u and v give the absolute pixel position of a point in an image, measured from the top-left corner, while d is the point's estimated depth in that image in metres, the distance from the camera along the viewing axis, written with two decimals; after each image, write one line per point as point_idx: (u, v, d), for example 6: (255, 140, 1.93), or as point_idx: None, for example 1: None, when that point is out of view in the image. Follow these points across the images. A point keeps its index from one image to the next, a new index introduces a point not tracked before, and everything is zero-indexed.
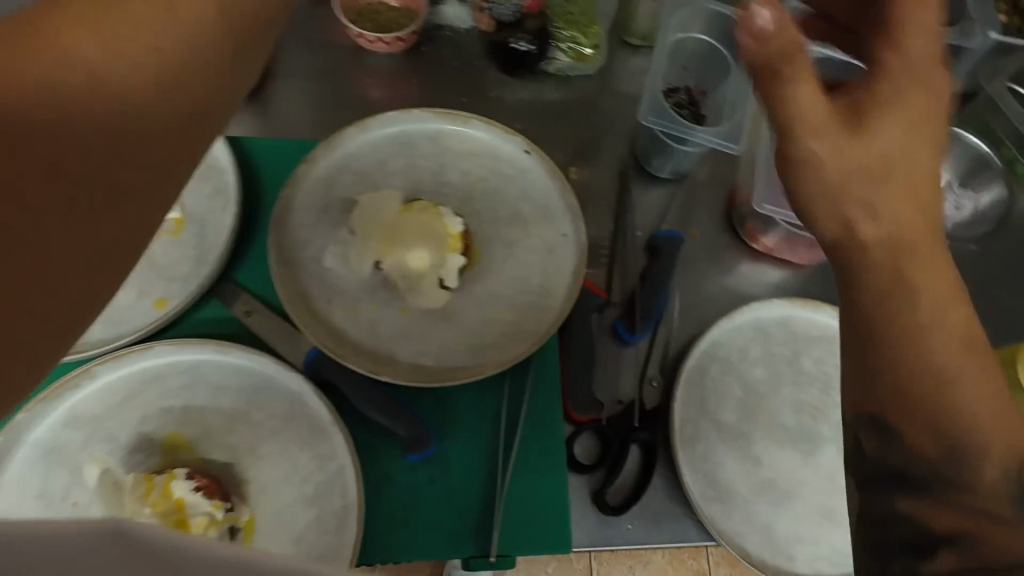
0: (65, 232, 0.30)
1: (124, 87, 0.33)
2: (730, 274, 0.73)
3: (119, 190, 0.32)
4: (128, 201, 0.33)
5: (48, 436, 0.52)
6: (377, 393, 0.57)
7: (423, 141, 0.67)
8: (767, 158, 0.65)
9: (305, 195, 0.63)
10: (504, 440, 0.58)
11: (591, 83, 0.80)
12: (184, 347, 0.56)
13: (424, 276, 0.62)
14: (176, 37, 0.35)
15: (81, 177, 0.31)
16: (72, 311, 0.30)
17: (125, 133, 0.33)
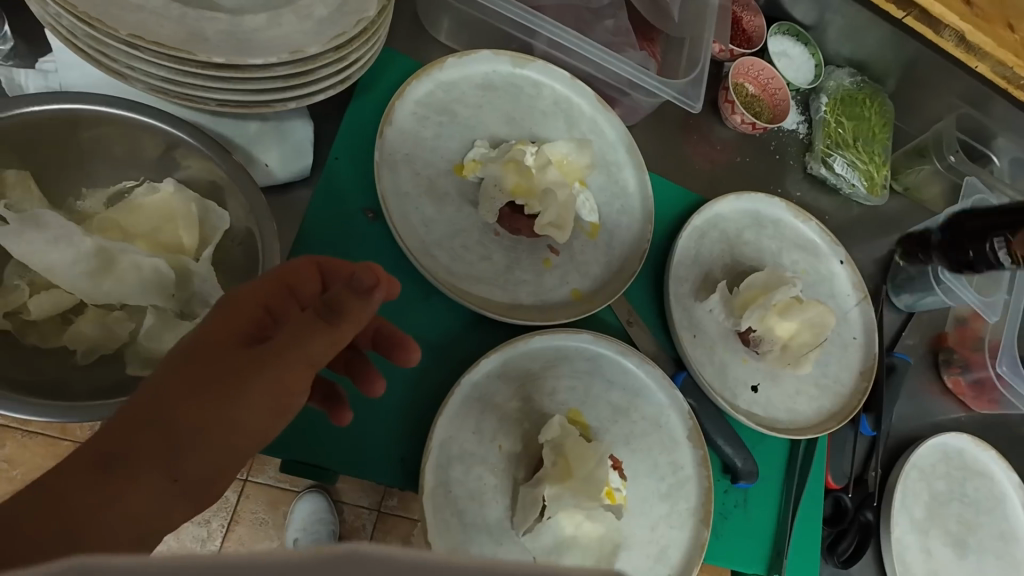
0: (210, 452, 0.37)
1: (336, 340, 0.38)
2: (921, 402, 0.91)
3: (286, 405, 0.39)
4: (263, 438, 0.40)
5: (486, 382, 0.60)
6: (722, 425, 0.69)
7: (769, 224, 0.80)
8: (1010, 332, 0.86)
9: (686, 238, 0.74)
10: (795, 490, 0.71)
11: (858, 208, 0.95)
12: (598, 340, 0.65)
13: (786, 347, 0.72)
14: (316, 347, 0.38)
15: (281, 396, 0.39)
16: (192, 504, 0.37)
17: (283, 406, 0.39)
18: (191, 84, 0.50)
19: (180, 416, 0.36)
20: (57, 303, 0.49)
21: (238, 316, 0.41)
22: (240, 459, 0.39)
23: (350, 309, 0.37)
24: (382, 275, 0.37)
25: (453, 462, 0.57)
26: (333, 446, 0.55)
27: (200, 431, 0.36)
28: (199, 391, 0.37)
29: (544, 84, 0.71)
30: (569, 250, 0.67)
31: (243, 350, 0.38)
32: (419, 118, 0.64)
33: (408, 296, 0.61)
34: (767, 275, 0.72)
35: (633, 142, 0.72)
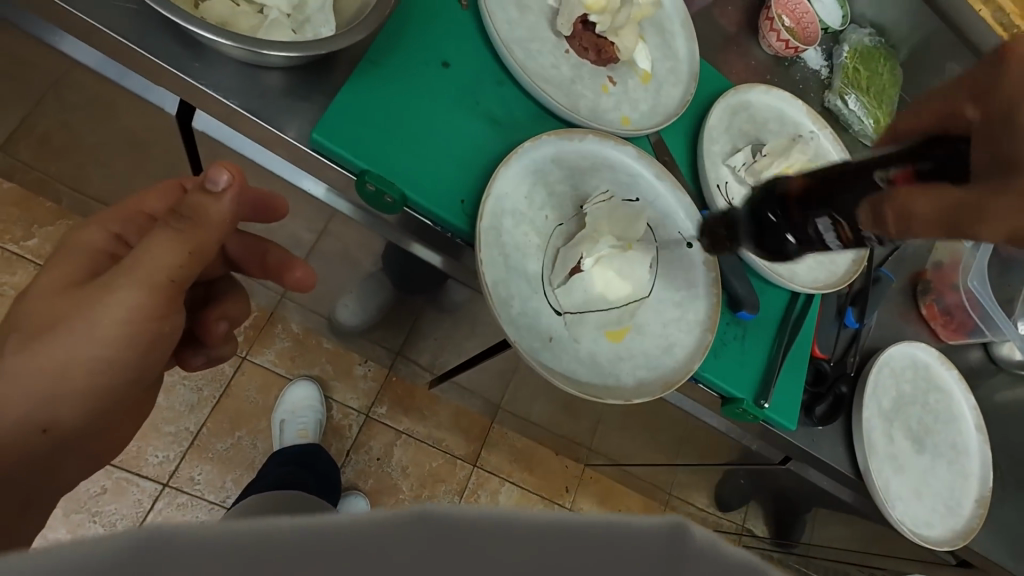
0: (81, 405, 0.52)
1: (193, 245, 0.50)
2: (900, 324, 1.00)
3: (138, 339, 0.52)
4: (124, 377, 0.54)
5: (540, 161, 0.68)
6: (732, 262, 0.77)
7: (791, 123, 0.91)
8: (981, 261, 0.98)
9: (721, 109, 0.84)
10: (786, 336, 0.79)
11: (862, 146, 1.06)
12: (639, 159, 0.73)
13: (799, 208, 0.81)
14: (167, 257, 0.49)
15: (135, 326, 0.51)
16: (66, 437, 0.53)
17: (142, 345, 0.53)
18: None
19: (25, 374, 0.49)
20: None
21: (91, 261, 0.55)
22: (120, 358, 0.52)
23: (204, 206, 0.49)
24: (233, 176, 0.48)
25: (505, 214, 0.64)
26: (407, 174, 0.62)
27: (43, 381, 0.50)
28: (39, 342, 0.49)
29: None
30: (622, 85, 0.76)
31: (92, 289, 0.51)
32: None
33: (484, 80, 0.69)
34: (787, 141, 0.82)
35: (688, 17, 0.83)
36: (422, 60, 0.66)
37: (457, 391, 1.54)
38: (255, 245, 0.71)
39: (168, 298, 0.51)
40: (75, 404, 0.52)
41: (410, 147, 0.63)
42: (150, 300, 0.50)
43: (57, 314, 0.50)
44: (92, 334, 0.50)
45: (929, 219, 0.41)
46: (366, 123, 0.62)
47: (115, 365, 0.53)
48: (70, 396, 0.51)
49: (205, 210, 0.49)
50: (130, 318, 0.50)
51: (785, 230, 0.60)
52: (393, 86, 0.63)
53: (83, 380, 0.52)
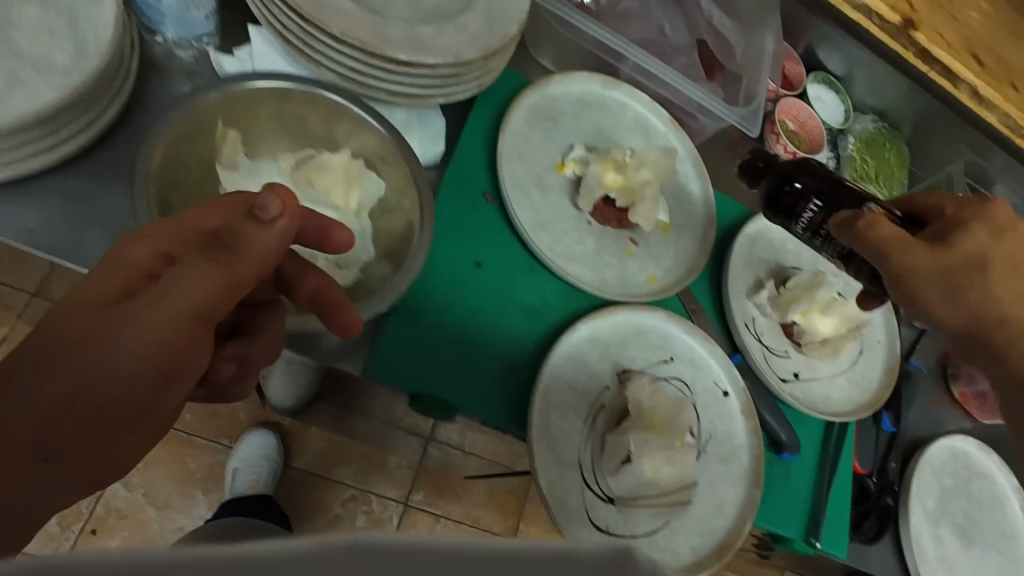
0: (114, 387, 0.42)
1: (229, 274, 0.44)
2: (932, 411, 1.02)
3: (164, 356, 0.43)
4: (147, 391, 0.43)
5: (577, 345, 0.70)
6: (771, 403, 0.79)
7: (808, 238, 0.93)
8: None
9: (741, 242, 0.86)
10: (830, 466, 0.80)
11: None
12: (670, 320, 0.76)
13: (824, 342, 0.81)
14: (196, 297, 0.43)
15: (176, 336, 0.43)
16: (74, 470, 0.42)
17: (157, 369, 0.43)
18: (375, 70, 0.61)
19: (42, 389, 0.40)
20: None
21: (132, 266, 0.44)
22: (152, 375, 0.43)
23: (251, 236, 0.44)
24: (289, 204, 0.45)
25: (552, 409, 0.67)
26: (455, 385, 0.65)
27: (53, 398, 0.40)
28: (58, 356, 0.41)
29: (626, 104, 0.84)
30: (646, 244, 0.79)
31: (129, 304, 0.42)
32: (529, 123, 0.77)
33: (516, 269, 0.71)
34: (811, 275, 0.83)
35: (699, 158, 0.85)
36: (456, 265, 0.69)
37: (488, 468, 1.55)
38: (304, 274, 0.55)
39: (159, 369, 0.43)
40: (130, 357, 0.42)
41: (456, 356, 0.66)
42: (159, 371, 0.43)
43: (78, 331, 0.41)
44: (144, 324, 0.42)
45: (953, 328, 0.65)
46: (413, 342, 0.64)
47: (175, 376, 0.44)
48: (112, 388, 0.42)
49: (252, 240, 0.44)
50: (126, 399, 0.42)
51: (789, 204, 0.76)
52: (433, 298, 0.66)
53: (100, 406, 0.42)
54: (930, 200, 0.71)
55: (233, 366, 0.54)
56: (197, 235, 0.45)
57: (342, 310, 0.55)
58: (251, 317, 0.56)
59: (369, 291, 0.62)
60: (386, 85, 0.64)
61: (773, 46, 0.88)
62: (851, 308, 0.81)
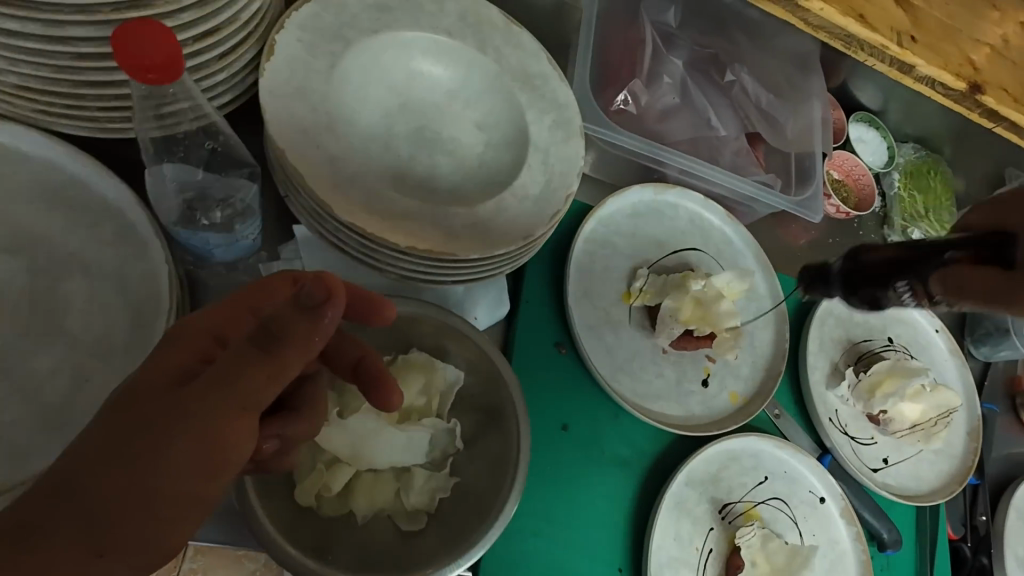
0: (167, 460, 0.34)
1: (274, 372, 0.34)
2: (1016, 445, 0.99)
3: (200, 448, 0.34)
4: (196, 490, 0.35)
5: (677, 491, 0.68)
6: (867, 499, 0.77)
7: (873, 304, 0.90)
8: None
9: (812, 329, 0.83)
10: (928, 547, 0.80)
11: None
12: (761, 439, 0.74)
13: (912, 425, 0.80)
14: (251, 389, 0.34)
15: (215, 435, 0.35)
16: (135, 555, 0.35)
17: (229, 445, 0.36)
18: (445, 265, 0.58)
19: (102, 487, 0.33)
20: (339, 480, 0.57)
21: (183, 348, 0.37)
22: (196, 460, 0.35)
23: (298, 327, 0.33)
24: (337, 285, 0.33)
25: (664, 569, 0.65)
26: (564, 565, 0.63)
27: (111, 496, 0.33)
28: (114, 464, 0.33)
29: (679, 205, 0.80)
30: (722, 358, 0.76)
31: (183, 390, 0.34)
32: (589, 255, 0.73)
33: (601, 421, 0.69)
34: (899, 363, 0.81)
35: (761, 250, 0.81)
36: (545, 431, 0.66)
37: None
38: (344, 350, 0.54)
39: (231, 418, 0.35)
40: (177, 457, 0.34)
41: (561, 532, 0.64)
42: (215, 467, 0.36)
43: (138, 422, 0.34)
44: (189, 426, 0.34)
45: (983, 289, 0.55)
46: (517, 528, 0.62)
47: (229, 445, 0.36)
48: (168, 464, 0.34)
49: (299, 328, 0.33)
50: (214, 454, 0.35)
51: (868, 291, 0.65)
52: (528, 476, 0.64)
53: (154, 484, 0.34)
54: (1011, 202, 0.59)
55: (276, 445, 0.48)
56: (248, 326, 0.38)
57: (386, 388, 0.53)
58: (294, 391, 0.51)
59: (470, 498, 0.60)
60: (454, 272, 0.61)
61: (820, 115, 0.84)
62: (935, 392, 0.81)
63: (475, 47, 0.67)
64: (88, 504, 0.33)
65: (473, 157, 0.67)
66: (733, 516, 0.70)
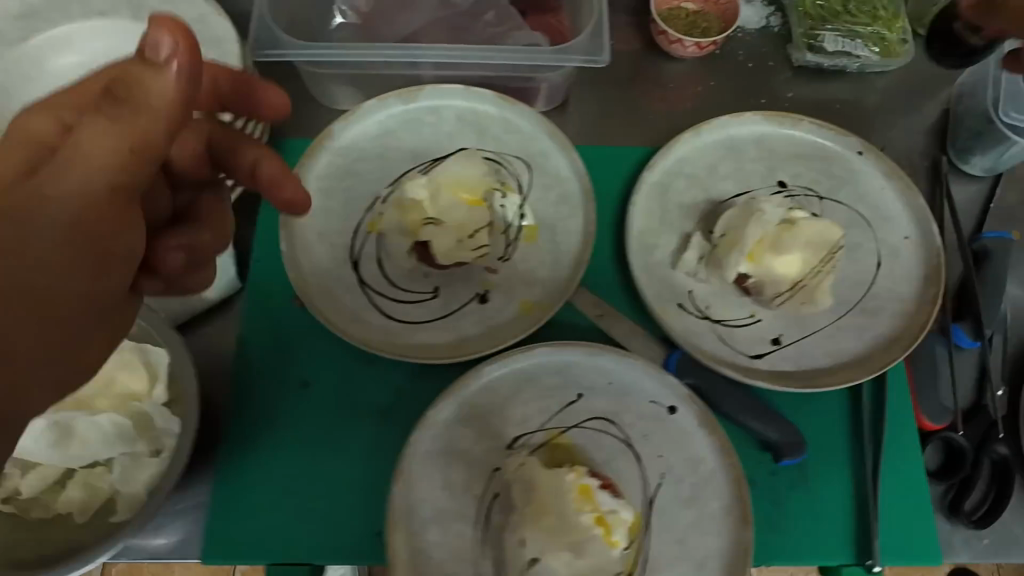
0: (65, 256, 0.31)
1: (137, 144, 0.31)
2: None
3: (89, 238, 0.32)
4: (91, 284, 0.33)
5: (444, 431, 0.57)
6: (742, 396, 0.57)
7: (750, 146, 0.68)
8: None
9: (646, 200, 0.65)
10: (868, 447, 0.58)
11: (869, 84, 0.78)
12: (561, 350, 0.59)
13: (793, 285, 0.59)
14: (92, 186, 0.31)
15: (82, 249, 0.32)
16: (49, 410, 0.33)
17: (76, 258, 0.32)
18: None
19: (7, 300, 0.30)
20: (41, 479, 0.49)
21: (7, 154, 0.31)
22: (88, 262, 0.32)
23: (146, 84, 0.30)
24: (174, 30, 0.29)
25: (429, 526, 0.54)
26: (303, 539, 0.55)
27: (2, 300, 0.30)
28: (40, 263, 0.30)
29: (441, 106, 0.68)
30: (507, 265, 0.63)
31: (8, 198, 0.30)
32: (324, 193, 0.65)
33: (351, 370, 0.60)
34: (753, 205, 0.62)
35: (550, 126, 0.67)
36: (281, 396, 0.59)
37: None
38: (240, 150, 0.47)
39: (107, 208, 0.32)
40: (46, 239, 0.31)
41: (304, 502, 0.56)
42: (101, 282, 0.33)
43: (33, 152, 0.31)
44: (49, 222, 0.30)
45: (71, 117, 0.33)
46: (249, 505, 0.55)
47: (110, 258, 0.33)
48: (59, 267, 0.31)
49: (147, 86, 0.30)
50: (112, 272, 0.34)
51: None
52: (261, 447, 0.58)
53: (53, 315, 0.31)
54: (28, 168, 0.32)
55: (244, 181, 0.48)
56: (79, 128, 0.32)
57: (282, 187, 0.48)
58: (191, 203, 0.49)
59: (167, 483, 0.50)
60: None
61: None
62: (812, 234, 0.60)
63: (128, 14, 0.63)
64: (25, 319, 0.30)
65: None
66: (528, 448, 0.57)
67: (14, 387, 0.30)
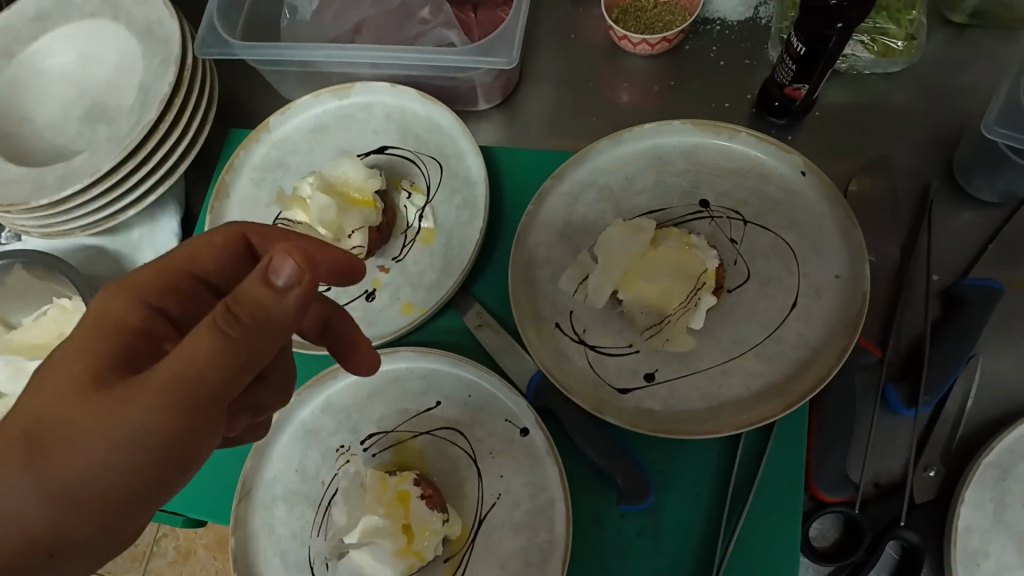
0: (145, 450, 0.34)
1: (241, 357, 0.33)
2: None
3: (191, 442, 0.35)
4: (144, 488, 0.35)
5: (309, 418, 0.60)
6: (597, 431, 0.55)
7: (677, 158, 0.63)
8: None
9: (550, 211, 0.62)
10: (728, 507, 0.52)
11: (863, 90, 0.67)
12: (424, 356, 0.59)
13: (665, 314, 0.56)
14: (158, 420, 0.33)
15: (179, 432, 0.34)
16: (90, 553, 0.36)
17: (149, 466, 0.35)
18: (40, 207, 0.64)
19: (79, 468, 0.34)
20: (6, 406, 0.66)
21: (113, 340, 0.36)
22: (177, 454, 0.35)
23: (262, 305, 0.32)
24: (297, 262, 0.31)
25: (277, 503, 0.58)
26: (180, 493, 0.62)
27: (45, 491, 0.33)
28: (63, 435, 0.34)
29: (373, 103, 0.70)
30: (399, 266, 0.64)
31: (110, 396, 0.34)
32: (255, 182, 0.69)
33: None
34: (622, 227, 0.58)
35: (463, 126, 0.65)
36: None
37: None
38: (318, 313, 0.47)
39: (193, 421, 0.34)
40: (133, 430, 0.33)
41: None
42: (180, 464, 0.36)
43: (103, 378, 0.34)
44: (118, 423, 0.33)
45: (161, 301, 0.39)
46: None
47: (204, 437, 0.35)
48: (125, 450, 0.34)
49: (266, 307, 0.32)
50: (197, 445, 0.35)
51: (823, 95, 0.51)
52: None
53: (134, 487, 0.35)
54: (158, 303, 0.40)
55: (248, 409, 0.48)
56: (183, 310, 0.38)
57: (358, 350, 0.49)
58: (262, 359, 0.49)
59: None
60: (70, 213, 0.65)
61: None
62: (677, 263, 0.57)
63: (110, 16, 0.72)
64: (95, 485, 0.34)
65: (118, 111, 0.71)
66: (376, 447, 0.58)
67: (54, 544, 0.34)
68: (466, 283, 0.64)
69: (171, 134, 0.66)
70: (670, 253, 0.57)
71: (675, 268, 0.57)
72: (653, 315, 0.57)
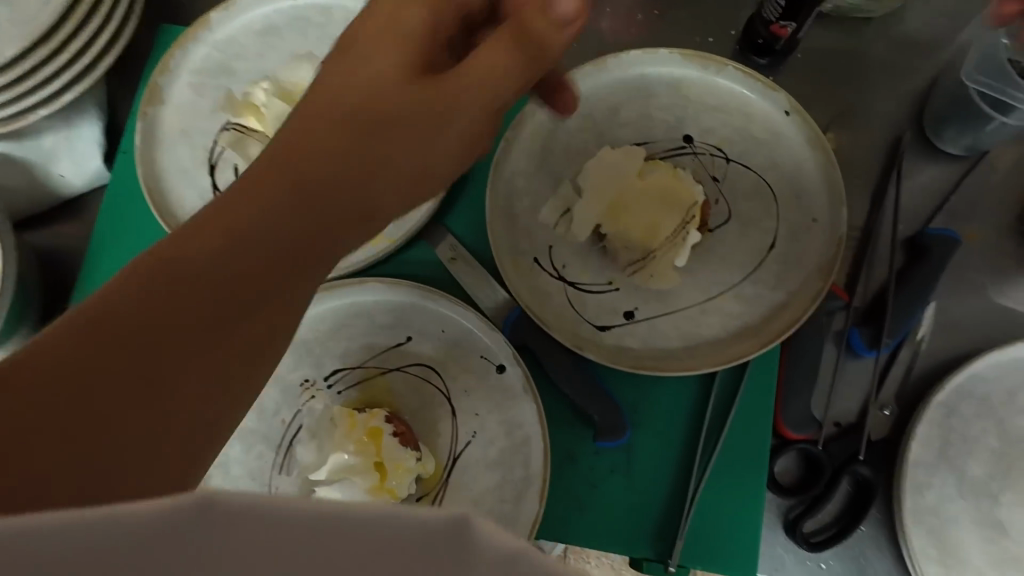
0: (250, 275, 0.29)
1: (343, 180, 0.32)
2: (982, 286, 0.60)
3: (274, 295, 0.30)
4: (251, 331, 0.28)
5: None
6: (576, 369, 0.53)
7: (661, 90, 0.60)
8: None
9: (529, 139, 0.59)
10: (702, 444, 0.53)
11: (844, 32, 0.66)
12: (395, 288, 0.55)
13: (648, 248, 0.55)
14: (277, 232, 0.30)
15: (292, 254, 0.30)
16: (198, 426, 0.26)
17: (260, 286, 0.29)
18: None
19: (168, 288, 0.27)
20: None
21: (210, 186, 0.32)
22: (281, 299, 0.29)
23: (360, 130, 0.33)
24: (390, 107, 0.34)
25: (234, 441, 0.53)
26: None
27: (151, 319, 0.26)
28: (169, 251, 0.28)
29: (334, 6, 0.62)
30: None
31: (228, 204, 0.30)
32: (194, 87, 0.61)
33: None
34: (610, 154, 0.56)
35: None
36: None
37: None
38: None
39: (278, 272, 0.30)
40: (255, 244, 0.29)
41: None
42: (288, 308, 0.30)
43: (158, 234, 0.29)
44: (240, 234, 0.29)
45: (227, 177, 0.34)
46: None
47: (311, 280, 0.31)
48: (241, 266, 0.29)
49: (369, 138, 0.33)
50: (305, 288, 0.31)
51: None
52: None
53: (235, 326, 0.28)
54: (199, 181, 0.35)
55: None
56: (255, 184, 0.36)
57: None
58: None
59: None
60: None
61: None
62: (664, 196, 0.55)
63: None
64: (194, 314, 0.27)
65: None
66: (342, 384, 0.55)
67: (154, 381, 0.25)
68: (437, 213, 0.60)
69: (91, 20, 0.57)
70: (654, 187, 0.56)
71: (658, 201, 0.55)
72: (634, 249, 0.55)
